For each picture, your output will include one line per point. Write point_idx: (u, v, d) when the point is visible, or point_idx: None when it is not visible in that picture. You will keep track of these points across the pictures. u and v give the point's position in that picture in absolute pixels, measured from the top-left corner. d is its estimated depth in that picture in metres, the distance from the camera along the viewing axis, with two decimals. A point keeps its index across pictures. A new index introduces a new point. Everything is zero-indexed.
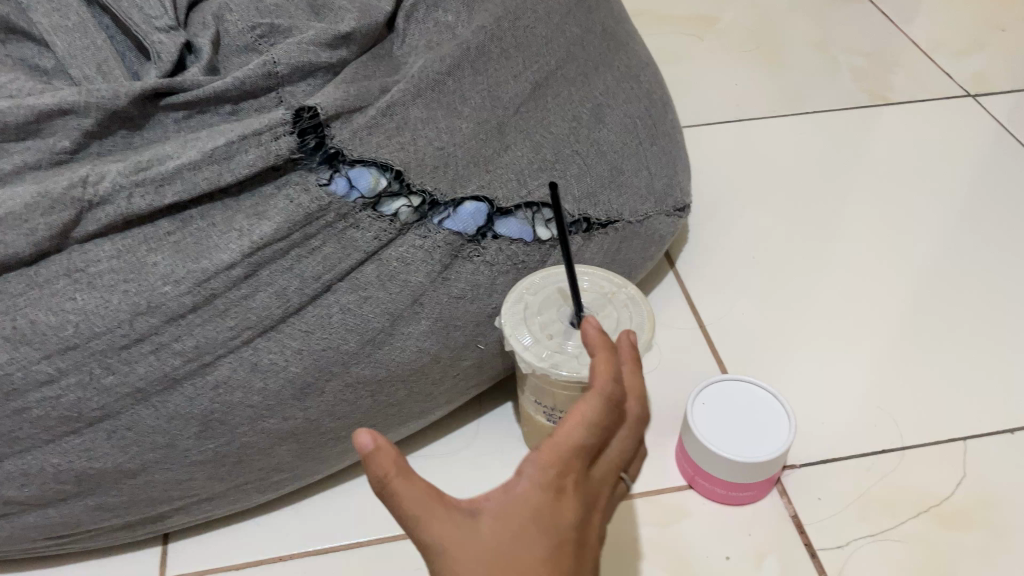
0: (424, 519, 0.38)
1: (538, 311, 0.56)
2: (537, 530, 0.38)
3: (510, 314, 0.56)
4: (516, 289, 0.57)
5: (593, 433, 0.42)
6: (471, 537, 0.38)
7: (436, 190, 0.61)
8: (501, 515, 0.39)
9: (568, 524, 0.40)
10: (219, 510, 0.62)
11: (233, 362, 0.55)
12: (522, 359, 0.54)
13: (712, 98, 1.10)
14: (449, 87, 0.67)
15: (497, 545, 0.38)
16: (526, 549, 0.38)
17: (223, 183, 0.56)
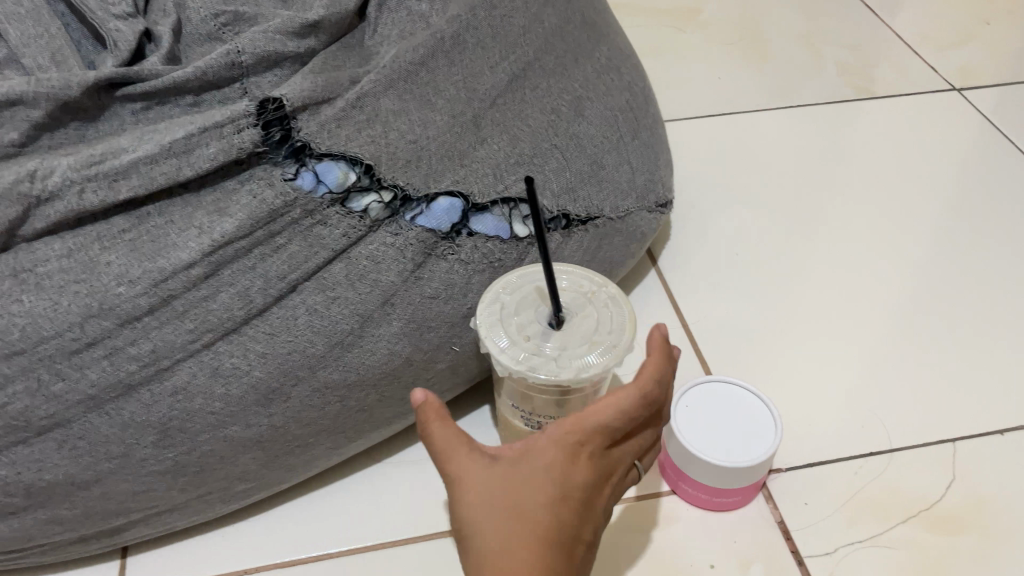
0: (449, 454, 0.45)
1: (515, 311, 0.53)
2: (543, 482, 0.44)
3: (486, 315, 0.53)
4: (492, 288, 0.55)
5: (620, 418, 0.46)
6: (483, 475, 0.44)
7: (408, 185, 0.58)
8: (516, 463, 0.45)
9: (574, 484, 0.44)
10: (180, 522, 0.60)
11: (193, 367, 0.52)
12: (498, 362, 0.51)
13: (697, 92, 1.08)
14: (422, 79, 0.64)
15: (504, 487, 0.43)
16: (529, 495, 0.43)
17: (182, 178, 0.54)
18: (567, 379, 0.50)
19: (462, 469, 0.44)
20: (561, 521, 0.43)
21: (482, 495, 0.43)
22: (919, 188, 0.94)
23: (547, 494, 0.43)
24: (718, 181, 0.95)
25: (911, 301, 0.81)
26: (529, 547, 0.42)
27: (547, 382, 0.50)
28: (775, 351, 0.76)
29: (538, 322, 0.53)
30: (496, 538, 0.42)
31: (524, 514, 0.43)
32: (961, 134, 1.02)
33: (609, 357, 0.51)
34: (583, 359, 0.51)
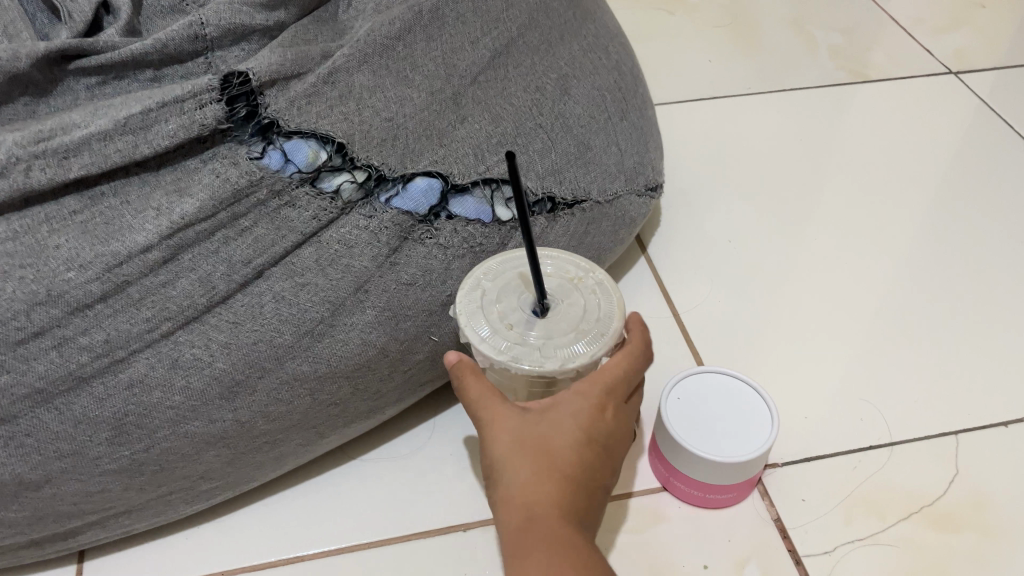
0: (484, 402, 0.47)
1: (496, 298, 0.50)
2: (571, 427, 0.46)
3: (466, 303, 0.49)
4: (472, 275, 0.51)
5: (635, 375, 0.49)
6: (514, 419, 0.46)
7: (383, 165, 0.55)
8: (544, 410, 0.47)
9: (598, 430, 0.47)
10: (140, 524, 0.56)
11: (150, 358, 0.49)
12: (479, 352, 0.48)
13: (686, 75, 1.05)
14: (399, 54, 0.61)
15: (533, 429, 0.46)
16: (557, 438, 0.46)
17: (139, 156, 0.51)
18: (552, 369, 0.47)
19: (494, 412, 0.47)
20: (585, 463, 0.46)
21: (512, 435, 0.46)
22: (915, 174, 0.92)
23: (574, 437, 0.46)
24: (710, 167, 0.92)
25: (909, 289, 0.78)
26: (556, 481, 0.44)
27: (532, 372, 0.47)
28: (769, 342, 0.73)
29: (522, 310, 0.49)
30: (525, 473, 0.45)
31: (552, 453, 0.45)
32: (957, 119, 0.99)
33: (596, 345, 0.48)
34: (569, 348, 0.48)
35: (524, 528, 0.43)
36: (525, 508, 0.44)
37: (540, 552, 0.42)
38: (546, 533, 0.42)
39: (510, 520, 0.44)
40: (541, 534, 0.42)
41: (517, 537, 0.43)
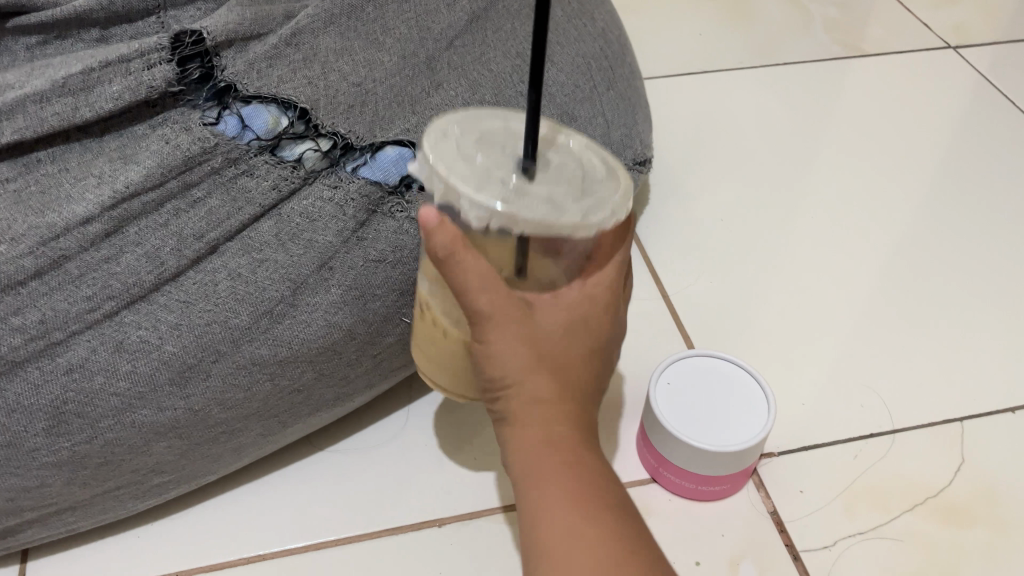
0: (491, 302, 0.39)
1: (474, 148, 0.39)
2: (582, 335, 0.42)
3: (439, 151, 0.38)
4: (435, 122, 0.39)
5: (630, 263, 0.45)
6: (525, 326, 0.40)
7: (350, 132, 0.51)
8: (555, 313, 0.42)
9: (607, 334, 0.43)
10: (86, 521, 0.52)
11: (91, 341, 0.45)
12: (473, 206, 0.36)
13: (675, 49, 1.01)
14: (367, 15, 0.56)
15: (548, 342, 0.41)
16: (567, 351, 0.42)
17: (80, 121, 0.47)
18: (572, 223, 0.36)
19: (505, 314, 0.40)
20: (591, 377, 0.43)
21: (525, 349, 0.41)
22: (913, 152, 0.88)
23: (582, 351, 0.43)
24: (701, 145, 0.88)
25: (908, 270, 0.75)
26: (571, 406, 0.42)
27: (546, 226, 0.36)
28: (762, 325, 0.70)
29: (505, 162, 0.39)
30: (544, 398, 0.42)
31: (566, 374, 0.42)
32: (956, 95, 0.96)
33: (612, 200, 0.39)
34: (584, 202, 0.38)
35: (548, 469, 0.41)
36: (545, 444, 0.41)
37: (573, 503, 0.40)
38: (573, 474, 0.41)
39: (522, 453, 0.42)
40: (569, 474, 0.41)
41: (539, 477, 0.41)
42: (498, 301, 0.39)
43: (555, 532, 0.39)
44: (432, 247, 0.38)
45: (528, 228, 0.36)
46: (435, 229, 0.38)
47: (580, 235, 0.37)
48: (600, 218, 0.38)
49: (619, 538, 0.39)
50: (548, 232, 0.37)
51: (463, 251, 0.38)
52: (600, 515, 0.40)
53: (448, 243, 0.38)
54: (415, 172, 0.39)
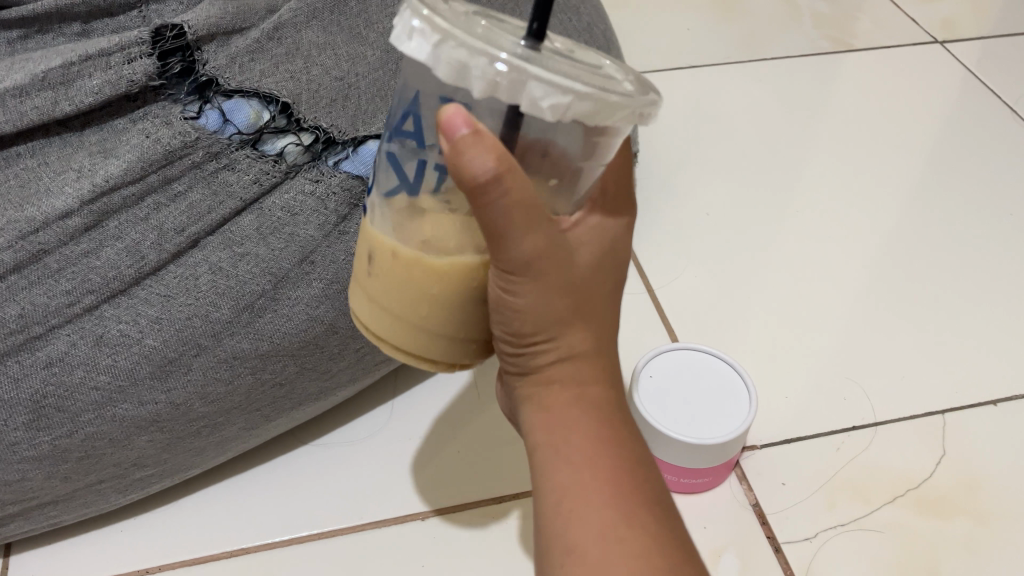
0: (539, 245, 0.36)
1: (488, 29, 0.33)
2: (607, 269, 0.41)
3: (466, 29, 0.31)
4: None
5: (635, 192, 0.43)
6: (565, 270, 0.38)
7: (332, 127, 0.51)
8: (584, 249, 0.39)
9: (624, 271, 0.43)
10: (69, 515, 0.52)
11: (72, 335, 0.45)
12: (548, 88, 0.31)
13: (664, 43, 1.01)
14: (352, 10, 0.55)
15: (583, 284, 0.40)
16: (595, 294, 0.41)
17: (60, 114, 0.48)
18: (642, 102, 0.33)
19: (544, 256, 0.36)
20: (610, 320, 0.43)
21: (563, 298, 0.39)
22: (901, 147, 0.88)
23: (606, 295, 0.42)
24: (689, 140, 0.88)
25: (895, 265, 0.75)
26: (595, 359, 0.42)
27: (620, 106, 0.32)
28: (748, 319, 0.70)
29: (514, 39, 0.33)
30: (571, 352, 0.41)
31: (592, 322, 0.41)
32: (943, 89, 0.96)
33: (641, 84, 0.36)
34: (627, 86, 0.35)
35: (579, 445, 0.41)
36: (575, 410, 0.41)
37: (604, 485, 0.39)
38: (603, 448, 0.41)
39: (551, 419, 0.42)
40: (599, 447, 0.41)
41: (569, 451, 0.40)
42: (537, 241, 0.36)
43: (590, 523, 0.39)
44: (471, 170, 0.32)
45: (603, 109, 0.32)
46: (473, 140, 0.32)
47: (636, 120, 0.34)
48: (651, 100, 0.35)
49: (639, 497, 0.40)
50: (614, 114, 0.33)
51: (510, 176, 0.33)
52: (628, 494, 0.40)
53: (492, 164, 0.32)
54: (424, 57, 0.32)
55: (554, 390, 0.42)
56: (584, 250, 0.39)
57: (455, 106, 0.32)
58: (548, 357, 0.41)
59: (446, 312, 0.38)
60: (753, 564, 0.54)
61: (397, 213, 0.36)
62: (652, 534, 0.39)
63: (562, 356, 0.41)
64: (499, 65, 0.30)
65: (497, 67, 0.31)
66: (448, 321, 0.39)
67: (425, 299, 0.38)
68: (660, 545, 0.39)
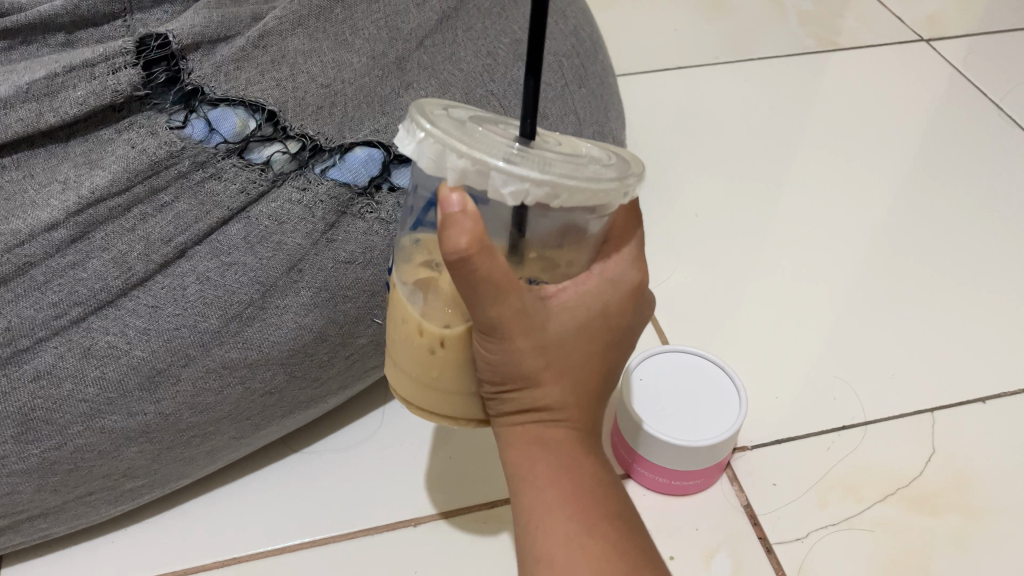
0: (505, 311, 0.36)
1: (475, 127, 0.35)
2: (592, 333, 0.40)
3: (446, 127, 0.34)
4: (417, 105, 0.35)
5: (638, 266, 0.42)
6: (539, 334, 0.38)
7: (319, 134, 0.51)
8: (567, 312, 0.39)
9: (619, 335, 0.41)
10: (58, 528, 0.52)
11: (59, 347, 0.45)
12: (510, 176, 0.32)
13: (650, 44, 1.02)
14: (337, 16, 0.56)
15: (560, 347, 0.39)
16: (578, 358, 0.40)
17: (45, 126, 0.47)
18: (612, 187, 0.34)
19: (517, 321, 0.37)
20: (600, 378, 0.42)
21: (537, 360, 0.39)
22: (887, 144, 0.89)
23: (593, 356, 0.41)
24: (676, 140, 0.88)
25: (882, 263, 0.75)
26: (574, 414, 0.41)
27: (587, 191, 0.33)
28: (738, 321, 0.70)
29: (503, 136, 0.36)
30: (546, 405, 0.41)
31: (574, 378, 0.41)
32: (928, 86, 0.97)
33: (628, 171, 0.37)
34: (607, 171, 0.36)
35: (544, 469, 0.41)
36: (546, 455, 0.41)
37: (567, 502, 0.40)
38: (568, 471, 0.41)
39: (518, 452, 0.41)
40: (565, 476, 0.41)
41: (532, 474, 0.41)
42: (509, 308, 0.36)
43: (552, 538, 0.39)
44: (446, 244, 0.34)
45: (569, 194, 0.33)
46: (457, 217, 0.33)
47: (612, 202, 0.35)
48: (630, 185, 0.36)
49: (610, 520, 0.40)
50: (584, 198, 0.34)
51: (480, 254, 0.34)
52: (595, 515, 0.40)
53: (470, 240, 0.33)
54: (410, 152, 0.34)
55: (521, 430, 0.41)
56: (566, 315, 0.39)
57: (454, 185, 0.34)
58: (518, 405, 0.41)
59: (458, 374, 0.41)
60: (746, 563, 0.55)
61: (416, 282, 0.39)
62: (613, 541, 0.39)
63: (536, 407, 0.41)
64: (468, 158, 0.33)
65: (467, 160, 0.33)
66: (455, 385, 0.41)
67: (438, 365, 0.40)
68: (621, 554, 0.39)
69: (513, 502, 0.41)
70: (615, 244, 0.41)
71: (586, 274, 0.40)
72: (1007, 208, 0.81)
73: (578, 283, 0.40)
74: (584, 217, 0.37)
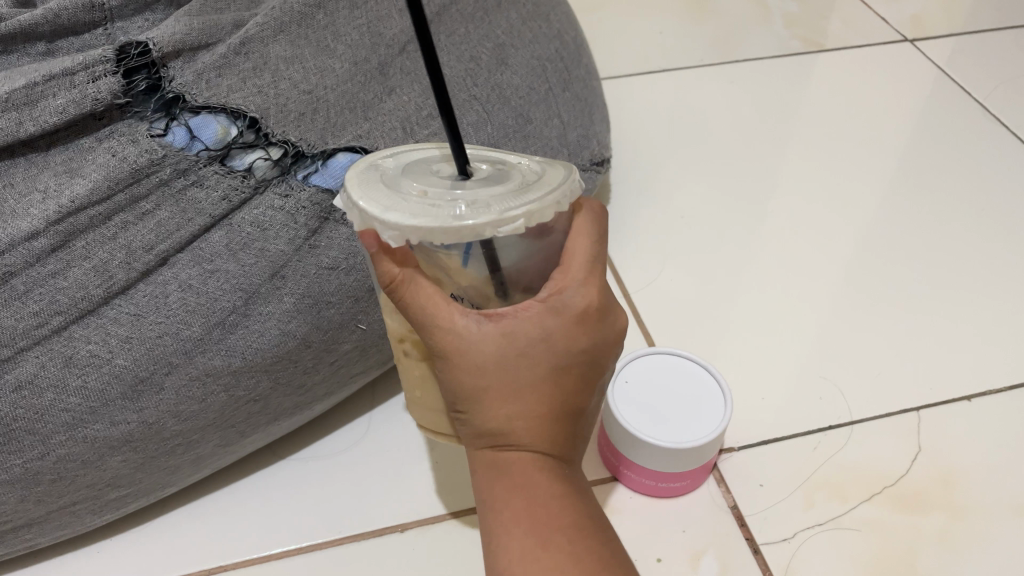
0: (436, 330, 0.39)
1: (398, 176, 0.38)
2: (535, 359, 0.40)
3: (357, 181, 0.38)
4: (359, 160, 0.40)
5: (590, 290, 0.40)
6: (475, 359, 0.39)
7: (301, 140, 0.51)
8: (505, 338, 0.39)
9: (573, 360, 0.41)
10: (45, 537, 0.52)
11: (41, 357, 0.45)
12: (387, 225, 0.35)
13: (637, 48, 1.02)
14: (319, 22, 0.57)
15: (502, 372, 0.40)
16: (525, 385, 0.40)
17: (25, 135, 0.47)
18: (487, 221, 0.34)
19: (450, 342, 0.39)
20: (554, 404, 0.41)
21: (479, 385, 0.40)
22: (872, 144, 0.89)
23: (544, 382, 0.40)
24: (663, 143, 0.88)
25: (869, 263, 0.76)
26: (527, 438, 0.41)
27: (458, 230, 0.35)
28: (725, 322, 0.70)
29: (427, 178, 0.38)
30: (493, 430, 0.41)
31: (518, 404, 0.40)
32: (913, 86, 0.97)
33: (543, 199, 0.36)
34: (505, 200, 0.36)
35: (501, 489, 0.41)
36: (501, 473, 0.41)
37: (524, 518, 0.40)
38: (524, 489, 0.41)
39: (480, 473, 0.42)
40: (519, 495, 0.41)
41: (491, 494, 0.41)
42: (439, 330, 0.39)
43: (509, 554, 0.40)
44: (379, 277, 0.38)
45: (441, 234, 0.35)
46: (378, 252, 0.38)
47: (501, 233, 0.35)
48: (528, 213, 0.35)
49: (568, 532, 0.40)
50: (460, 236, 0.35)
51: (403, 281, 0.38)
52: (552, 529, 0.40)
53: (396, 267, 0.38)
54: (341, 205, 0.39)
55: (480, 453, 0.42)
56: (505, 340, 0.39)
57: (362, 227, 0.37)
58: (472, 429, 0.42)
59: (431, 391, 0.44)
60: (731, 563, 0.55)
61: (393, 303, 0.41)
62: (571, 552, 0.39)
63: (484, 431, 0.41)
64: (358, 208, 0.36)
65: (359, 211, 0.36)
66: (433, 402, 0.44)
67: (420, 383, 0.44)
68: (579, 563, 0.39)
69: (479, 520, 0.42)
70: (565, 270, 0.41)
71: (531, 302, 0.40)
72: (992, 207, 0.82)
73: (520, 311, 0.39)
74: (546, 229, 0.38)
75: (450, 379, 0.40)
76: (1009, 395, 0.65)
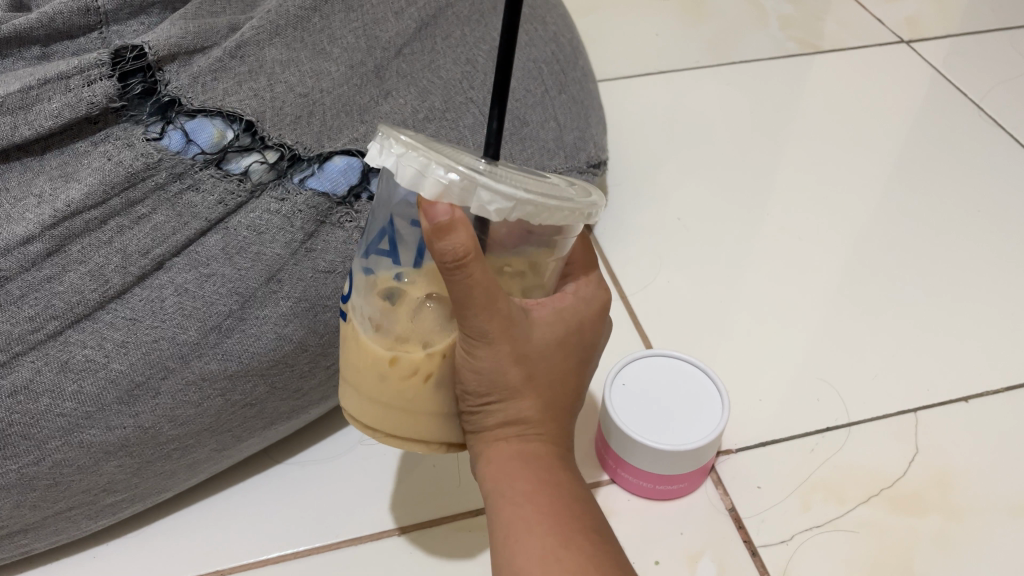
0: (491, 313, 0.37)
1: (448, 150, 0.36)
2: (569, 347, 0.42)
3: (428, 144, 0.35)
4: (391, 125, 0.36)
5: (603, 288, 0.45)
6: (524, 345, 0.39)
7: (297, 144, 0.51)
8: (548, 325, 0.40)
9: (591, 351, 0.44)
10: (41, 543, 0.51)
11: (36, 362, 0.44)
12: (499, 195, 0.34)
13: (633, 50, 1.02)
14: (315, 25, 0.56)
15: (541, 361, 0.41)
16: (556, 373, 0.42)
17: (19, 139, 0.47)
18: (582, 206, 0.37)
19: (505, 328, 0.38)
20: (573, 396, 0.44)
21: (520, 372, 0.40)
22: (868, 146, 0.89)
23: (571, 370, 0.43)
24: (661, 145, 0.88)
25: (866, 265, 0.76)
26: (549, 427, 0.43)
27: (559, 211, 0.36)
28: (723, 324, 0.70)
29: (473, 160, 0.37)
30: (525, 418, 0.42)
31: (551, 394, 0.42)
32: (910, 88, 0.97)
33: (591, 193, 0.40)
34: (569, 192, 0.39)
35: (522, 486, 0.41)
36: (522, 468, 0.42)
37: (544, 516, 0.40)
38: (544, 486, 0.41)
39: (496, 470, 0.42)
40: (542, 492, 0.41)
41: (512, 490, 0.41)
42: (496, 315, 0.37)
43: (529, 553, 0.39)
44: (441, 252, 0.34)
45: (543, 211, 0.35)
46: (450, 224, 0.34)
47: (575, 224, 0.38)
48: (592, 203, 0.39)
49: (585, 531, 0.41)
50: (555, 216, 0.36)
51: (475, 263, 0.35)
52: (572, 528, 0.40)
53: (469, 245, 0.34)
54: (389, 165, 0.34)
55: (500, 445, 0.42)
56: (547, 328, 0.40)
57: (438, 196, 0.34)
58: (498, 419, 0.41)
59: (436, 394, 0.41)
60: (731, 564, 0.55)
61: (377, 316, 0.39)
62: (590, 553, 0.40)
63: (512, 420, 0.41)
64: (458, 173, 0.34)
65: (454, 175, 0.34)
66: (435, 407, 0.41)
67: (419, 388, 0.40)
68: (597, 564, 0.39)
69: (489, 521, 0.42)
70: (582, 270, 0.44)
71: (562, 293, 0.42)
72: (989, 208, 0.82)
73: (555, 302, 0.42)
74: (550, 238, 0.38)
75: (491, 364, 0.39)
76: (1008, 396, 0.65)
